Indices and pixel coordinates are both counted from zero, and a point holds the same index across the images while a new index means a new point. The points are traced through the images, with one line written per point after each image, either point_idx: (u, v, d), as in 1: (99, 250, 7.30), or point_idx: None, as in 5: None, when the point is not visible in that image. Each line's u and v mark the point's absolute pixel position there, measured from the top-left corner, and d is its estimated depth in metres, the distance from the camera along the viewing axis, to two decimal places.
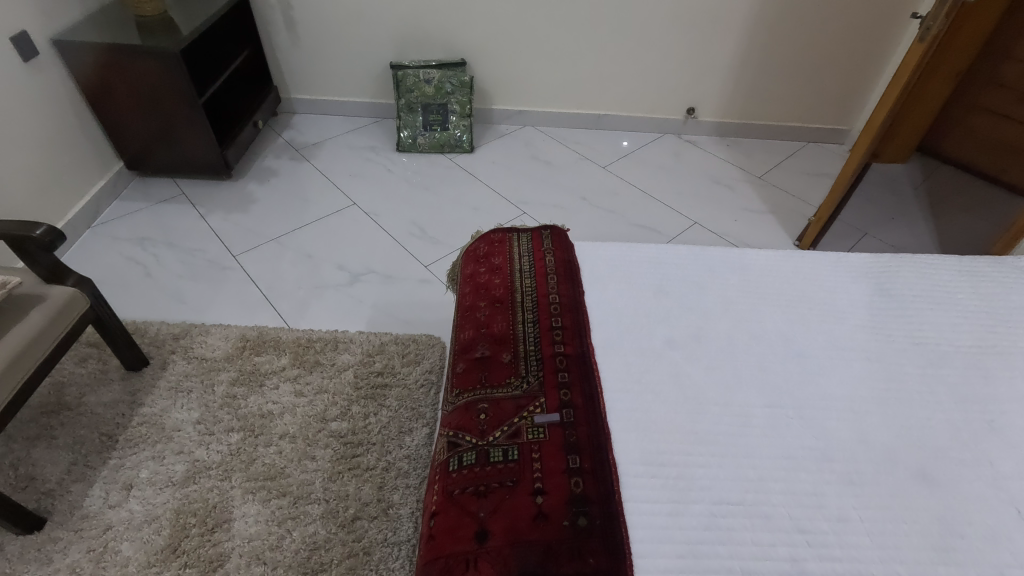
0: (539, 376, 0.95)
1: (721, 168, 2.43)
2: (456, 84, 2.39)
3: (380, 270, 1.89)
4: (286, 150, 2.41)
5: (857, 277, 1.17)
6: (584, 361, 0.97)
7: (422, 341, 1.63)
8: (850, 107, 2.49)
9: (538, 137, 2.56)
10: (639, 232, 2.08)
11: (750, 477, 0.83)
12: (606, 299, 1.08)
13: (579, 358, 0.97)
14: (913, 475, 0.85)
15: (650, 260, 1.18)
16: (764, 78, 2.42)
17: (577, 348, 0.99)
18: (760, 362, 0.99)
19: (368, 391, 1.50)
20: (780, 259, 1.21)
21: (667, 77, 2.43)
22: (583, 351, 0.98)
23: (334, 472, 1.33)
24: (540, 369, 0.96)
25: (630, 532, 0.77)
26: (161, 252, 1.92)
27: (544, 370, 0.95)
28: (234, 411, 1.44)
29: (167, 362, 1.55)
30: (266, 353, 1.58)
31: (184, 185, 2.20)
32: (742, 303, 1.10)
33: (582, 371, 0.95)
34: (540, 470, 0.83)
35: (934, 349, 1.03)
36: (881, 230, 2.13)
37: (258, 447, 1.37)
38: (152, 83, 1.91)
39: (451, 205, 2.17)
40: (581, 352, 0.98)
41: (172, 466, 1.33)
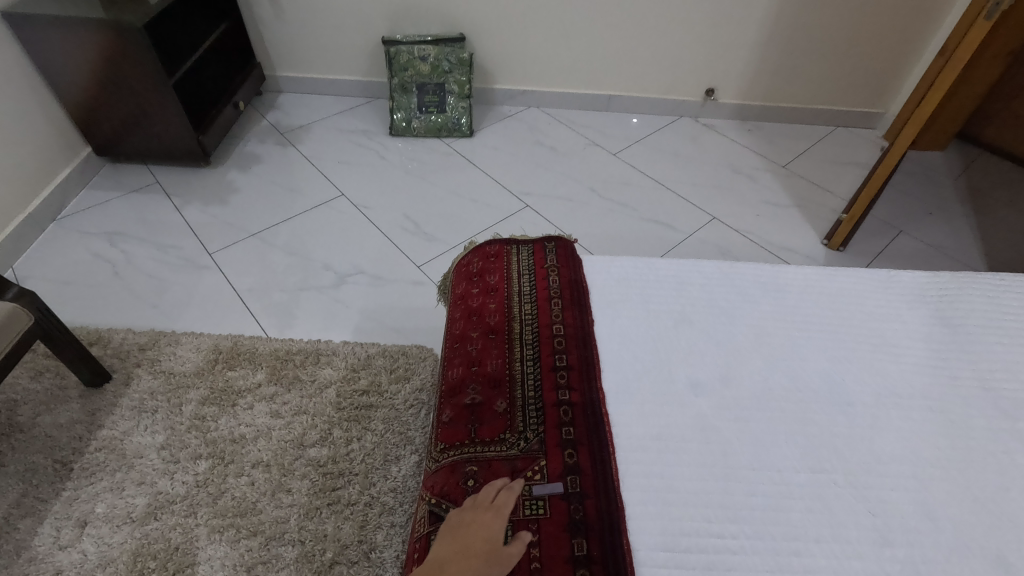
0: (539, 432, 0.79)
1: (742, 155, 2.23)
2: (455, 62, 2.19)
3: (369, 271, 1.73)
4: (270, 134, 2.22)
5: (913, 302, 1.00)
6: (592, 412, 0.81)
7: (412, 354, 1.48)
8: (885, 88, 2.27)
9: (543, 120, 2.36)
10: (653, 229, 1.91)
11: (791, 567, 0.68)
12: (618, 331, 0.92)
13: (587, 408, 0.81)
14: (993, 565, 0.70)
15: (670, 280, 1.01)
16: (793, 57, 2.20)
17: (585, 393, 0.83)
18: (803, 413, 0.83)
19: (351, 412, 1.35)
20: (823, 277, 1.03)
21: (685, 54, 2.22)
22: (592, 398, 0.83)
23: (311, 508, 1.20)
24: (540, 422, 0.81)
25: None
26: (131, 248, 1.76)
27: (546, 423, 0.80)
28: (203, 434, 1.30)
29: (131, 377, 1.40)
30: (240, 367, 1.43)
31: (159, 172, 2.03)
32: (781, 334, 0.93)
33: (591, 426, 0.80)
34: (539, 557, 0.68)
35: (1009, 397, 0.87)
36: (918, 227, 1.94)
37: (227, 478, 1.24)
38: (116, 61, 1.72)
39: (448, 197, 1.99)
40: (589, 399, 0.83)
41: (133, 499, 1.20)
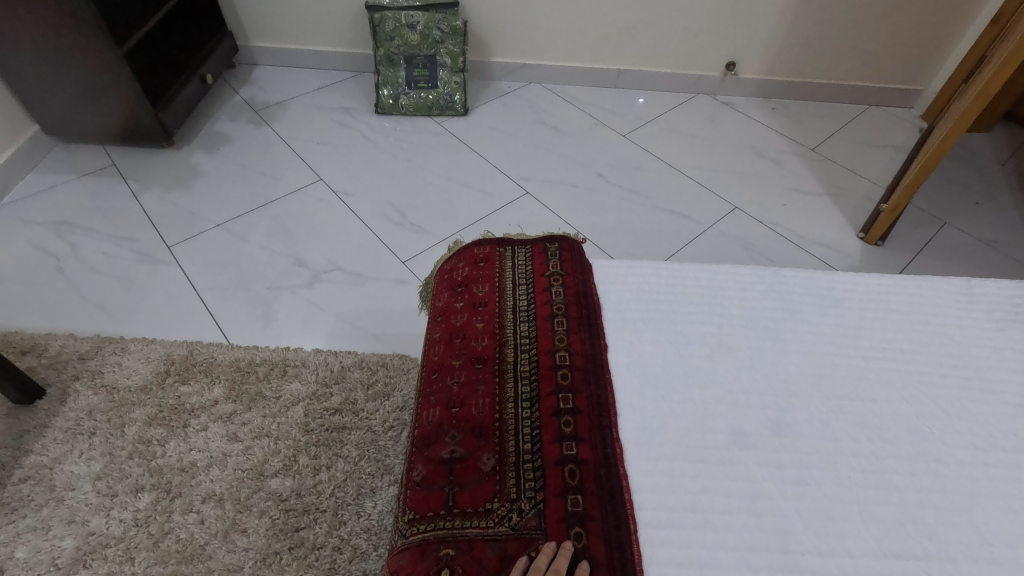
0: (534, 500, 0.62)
1: (766, 137, 2.02)
2: (447, 31, 1.96)
3: (347, 267, 1.53)
4: (243, 111, 2.01)
5: (1000, 324, 0.81)
6: (603, 474, 0.64)
7: (394, 365, 1.29)
8: (926, 63, 2.04)
9: (545, 97, 2.14)
10: (668, 219, 1.70)
11: None
12: (639, 361, 0.75)
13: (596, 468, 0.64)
14: None
15: (702, 294, 0.82)
16: (825, 26, 1.97)
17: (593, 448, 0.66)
18: (876, 474, 0.65)
19: (320, 435, 1.17)
20: (888, 291, 0.84)
21: (704, 24, 1.99)
22: (601, 454, 0.66)
23: (269, 553, 1.01)
24: (536, 487, 0.63)
25: None
26: (79, 240, 1.56)
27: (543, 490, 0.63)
28: (147, 463, 1.12)
29: (68, 393, 1.22)
30: (194, 381, 1.24)
31: (117, 154, 1.82)
32: (841, 364, 0.75)
33: (603, 493, 0.63)
34: None
35: None
36: (964, 219, 1.74)
37: (173, 516, 1.05)
38: (57, 27, 1.50)
39: (439, 183, 1.79)
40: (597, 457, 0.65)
41: (59, 542, 1.02)
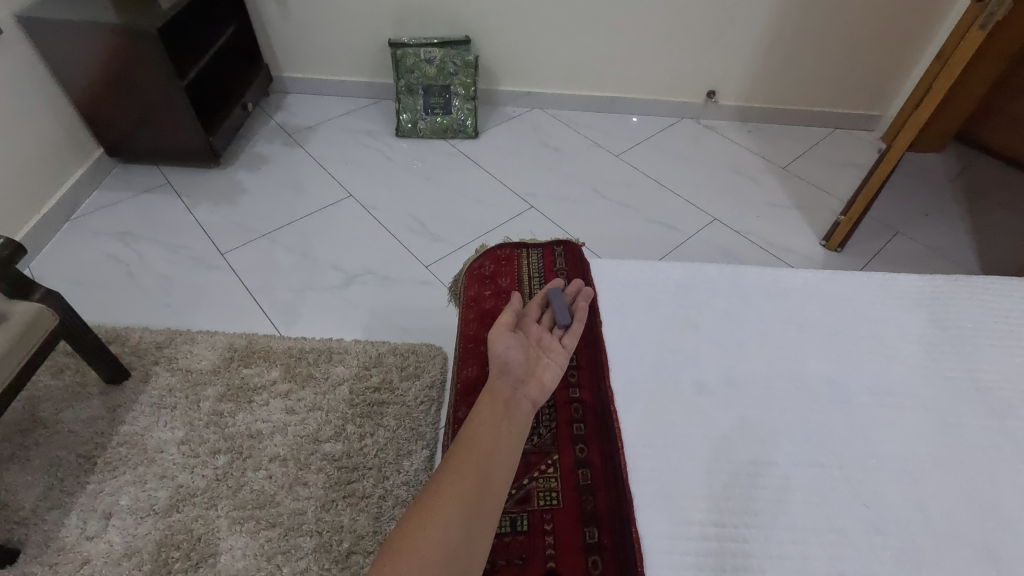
0: (511, 313, 0.85)
1: (743, 157, 2.27)
2: (460, 64, 2.23)
3: (377, 271, 1.77)
4: (278, 134, 2.25)
5: (909, 306, 1.03)
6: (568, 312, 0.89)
7: (422, 353, 1.52)
8: (883, 91, 2.31)
9: (546, 121, 2.40)
10: (655, 230, 1.95)
11: (789, 556, 0.73)
12: (626, 332, 0.96)
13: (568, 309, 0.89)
14: (978, 552, 0.74)
15: (675, 283, 1.05)
16: (793, 59, 2.23)
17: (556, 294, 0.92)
18: (802, 413, 0.87)
19: (363, 408, 1.40)
20: (823, 282, 1.07)
21: (687, 57, 2.26)
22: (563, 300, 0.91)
23: (327, 500, 1.24)
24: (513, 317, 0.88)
25: None
26: (143, 248, 1.80)
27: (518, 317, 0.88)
28: (221, 430, 1.35)
29: (149, 375, 1.45)
30: (256, 365, 1.47)
31: (169, 173, 2.06)
32: (779, 336, 0.97)
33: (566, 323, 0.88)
34: (553, 545, 0.75)
35: (996, 396, 0.91)
36: (914, 229, 1.98)
37: (246, 472, 1.28)
38: (129, 64, 1.75)
39: (454, 198, 2.03)
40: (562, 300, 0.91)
41: (154, 493, 1.24)
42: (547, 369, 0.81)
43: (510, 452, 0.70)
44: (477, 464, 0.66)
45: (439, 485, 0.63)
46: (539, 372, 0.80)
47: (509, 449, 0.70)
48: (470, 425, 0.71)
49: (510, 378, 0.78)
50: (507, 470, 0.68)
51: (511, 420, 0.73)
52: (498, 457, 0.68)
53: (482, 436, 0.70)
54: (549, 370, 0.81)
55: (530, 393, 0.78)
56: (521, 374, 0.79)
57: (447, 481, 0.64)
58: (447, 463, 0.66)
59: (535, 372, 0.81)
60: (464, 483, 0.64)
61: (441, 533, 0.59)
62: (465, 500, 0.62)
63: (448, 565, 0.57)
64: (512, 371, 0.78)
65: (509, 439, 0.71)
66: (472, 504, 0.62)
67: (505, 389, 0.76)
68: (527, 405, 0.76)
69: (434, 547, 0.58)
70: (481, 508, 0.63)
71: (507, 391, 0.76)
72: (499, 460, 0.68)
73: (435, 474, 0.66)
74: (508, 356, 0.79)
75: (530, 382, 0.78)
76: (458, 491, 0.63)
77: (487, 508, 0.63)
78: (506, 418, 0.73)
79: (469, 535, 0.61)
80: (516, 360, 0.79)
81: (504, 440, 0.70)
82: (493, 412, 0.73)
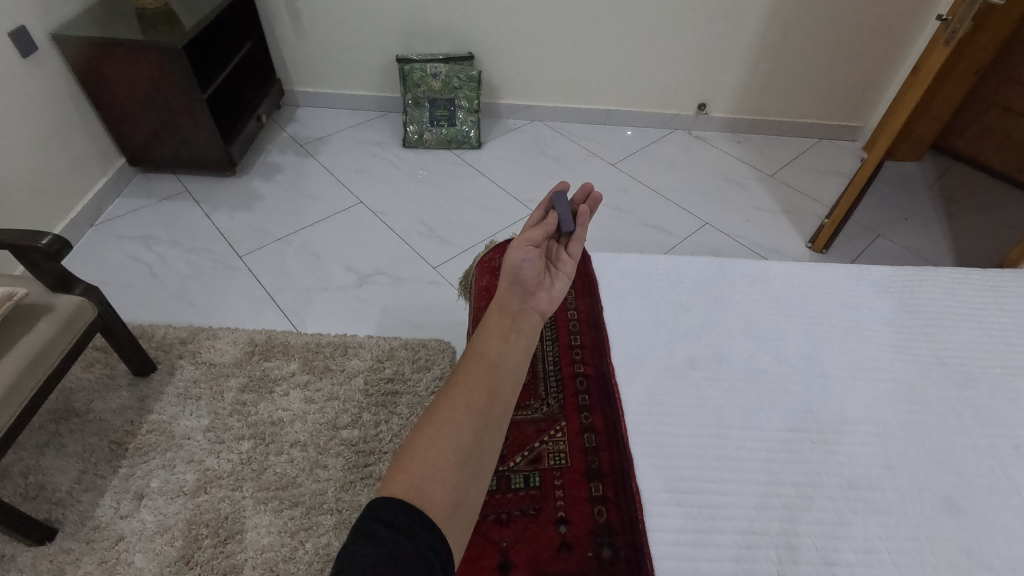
0: (536, 233, 0.89)
1: (733, 166, 2.39)
2: (464, 79, 2.35)
3: (388, 271, 1.87)
4: (290, 145, 2.36)
5: (881, 293, 1.14)
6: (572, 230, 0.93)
7: (432, 346, 1.62)
8: (864, 103, 2.44)
9: (545, 132, 2.52)
10: (651, 233, 2.06)
11: (773, 506, 0.82)
12: (625, 316, 1.06)
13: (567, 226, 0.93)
14: (938, 503, 0.84)
15: (669, 273, 1.15)
16: (779, 73, 2.36)
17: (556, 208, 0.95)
18: (784, 386, 0.97)
19: (378, 397, 1.48)
20: (804, 272, 1.17)
21: (679, 71, 2.38)
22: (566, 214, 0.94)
23: (346, 481, 1.32)
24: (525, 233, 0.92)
25: (651, 549, 0.76)
26: (165, 251, 1.89)
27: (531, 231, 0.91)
28: (244, 418, 1.43)
29: (175, 367, 1.53)
30: (275, 358, 1.56)
31: (188, 181, 2.16)
32: (763, 319, 1.07)
33: (568, 237, 0.94)
34: (563, 498, 0.84)
35: (958, 371, 1.01)
36: (894, 232, 2.10)
37: (269, 456, 1.36)
38: (155, 78, 1.85)
39: (459, 204, 2.14)
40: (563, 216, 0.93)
41: (183, 475, 1.32)
42: (556, 282, 0.88)
43: (515, 367, 0.74)
44: (483, 379, 0.71)
45: (448, 399, 0.68)
46: (548, 284, 0.87)
47: (515, 365, 0.74)
48: (477, 345, 0.76)
49: (519, 290, 0.84)
50: (512, 384, 0.72)
51: (517, 337, 0.78)
52: (503, 373, 0.72)
53: (488, 353, 0.74)
54: (558, 283, 0.88)
55: (537, 305, 0.84)
56: (530, 285, 0.85)
57: (455, 394, 0.68)
58: (455, 379, 0.71)
59: (544, 284, 0.87)
60: (472, 395, 0.68)
61: (451, 439, 0.63)
62: (473, 410, 0.67)
63: (460, 467, 0.62)
64: (524, 282, 0.84)
65: (514, 356, 0.75)
66: (480, 414, 0.67)
67: (513, 303, 0.82)
68: (533, 319, 0.82)
69: (445, 452, 0.62)
70: (489, 417, 0.67)
71: (516, 304, 0.82)
72: (504, 375, 0.72)
73: (444, 389, 0.70)
74: (522, 269, 0.84)
75: (538, 295, 0.85)
76: (466, 402, 0.67)
77: (494, 418, 0.68)
78: (511, 336, 0.78)
79: (479, 440, 0.65)
80: (530, 273, 0.85)
81: (510, 356, 0.75)
82: (500, 328, 0.78)
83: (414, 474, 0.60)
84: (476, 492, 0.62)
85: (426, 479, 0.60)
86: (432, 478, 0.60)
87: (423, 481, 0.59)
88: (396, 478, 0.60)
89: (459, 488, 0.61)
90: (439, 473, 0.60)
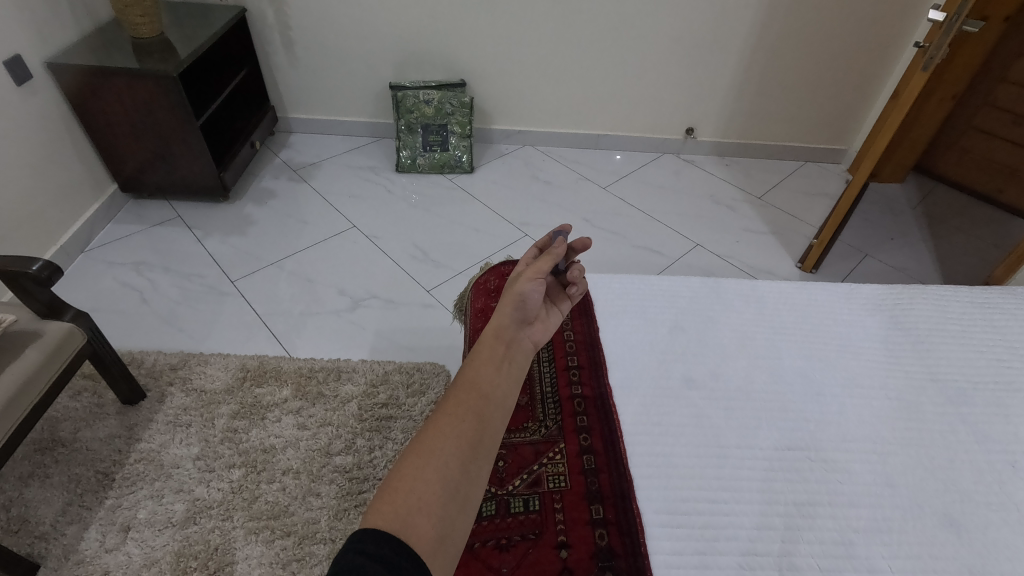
0: (545, 261, 0.87)
1: (722, 188, 2.43)
2: (457, 105, 2.38)
3: (382, 295, 1.86)
4: (283, 171, 2.37)
5: (872, 310, 1.15)
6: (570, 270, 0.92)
7: (427, 370, 1.61)
8: (847, 127, 2.50)
9: (536, 157, 2.56)
10: (643, 254, 2.08)
11: (775, 526, 0.82)
12: (621, 336, 1.07)
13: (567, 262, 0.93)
14: (938, 519, 0.84)
15: (664, 293, 1.16)
16: (764, 98, 2.42)
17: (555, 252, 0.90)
18: (781, 404, 0.97)
19: (372, 423, 1.46)
20: (796, 291, 1.18)
21: (667, 97, 2.44)
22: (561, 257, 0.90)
23: (339, 509, 1.29)
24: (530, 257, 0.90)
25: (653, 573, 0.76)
26: (157, 277, 1.88)
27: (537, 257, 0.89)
28: (235, 445, 1.40)
29: (164, 395, 1.51)
30: (267, 384, 1.54)
31: (181, 207, 2.16)
32: (759, 338, 1.08)
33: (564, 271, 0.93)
34: (563, 521, 0.83)
35: (952, 387, 1.02)
36: (881, 251, 2.14)
37: (260, 484, 1.33)
38: (149, 105, 1.87)
39: (453, 227, 2.15)
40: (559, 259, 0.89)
41: (172, 506, 1.29)
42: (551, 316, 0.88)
43: (505, 397, 0.74)
44: (473, 407, 0.70)
45: (436, 427, 0.67)
46: (543, 315, 0.88)
47: (505, 394, 0.74)
48: (467, 372, 0.75)
49: (519, 317, 0.83)
50: (502, 413, 0.72)
51: (508, 365, 0.78)
52: (493, 402, 0.72)
53: (479, 381, 0.74)
54: (554, 316, 0.89)
55: (531, 334, 0.84)
56: (529, 315, 0.84)
57: (443, 423, 0.68)
58: (443, 406, 0.70)
59: (540, 315, 0.87)
60: (461, 425, 0.68)
61: (439, 470, 0.63)
62: (461, 440, 0.66)
63: (448, 499, 0.61)
64: (526, 312, 0.83)
65: (504, 385, 0.75)
66: (469, 445, 0.66)
67: (508, 330, 0.82)
68: (526, 348, 0.82)
69: (433, 483, 0.62)
70: (478, 447, 0.67)
71: (511, 332, 0.82)
72: (494, 404, 0.72)
73: (432, 417, 0.69)
74: (529, 300, 0.83)
75: (533, 324, 0.85)
76: (455, 432, 0.67)
77: (483, 449, 0.67)
78: (503, 365, 0.77)
79: (467, 471, 0.64)
80: (535, 304, 0.84)
81: (500, 385, 0.74)
82: (493, 355, 0.78)
83: (401, 507, 0.59)
84: (463, 524, 0.62)
85: (413, 512, 0.59)
86: (419, 510, 0.59)
87: (410, 513, 0.59)
88: (382, 510, 0.59)
89: (446, 521, 0.60)
90: (427, 506, 0.60)
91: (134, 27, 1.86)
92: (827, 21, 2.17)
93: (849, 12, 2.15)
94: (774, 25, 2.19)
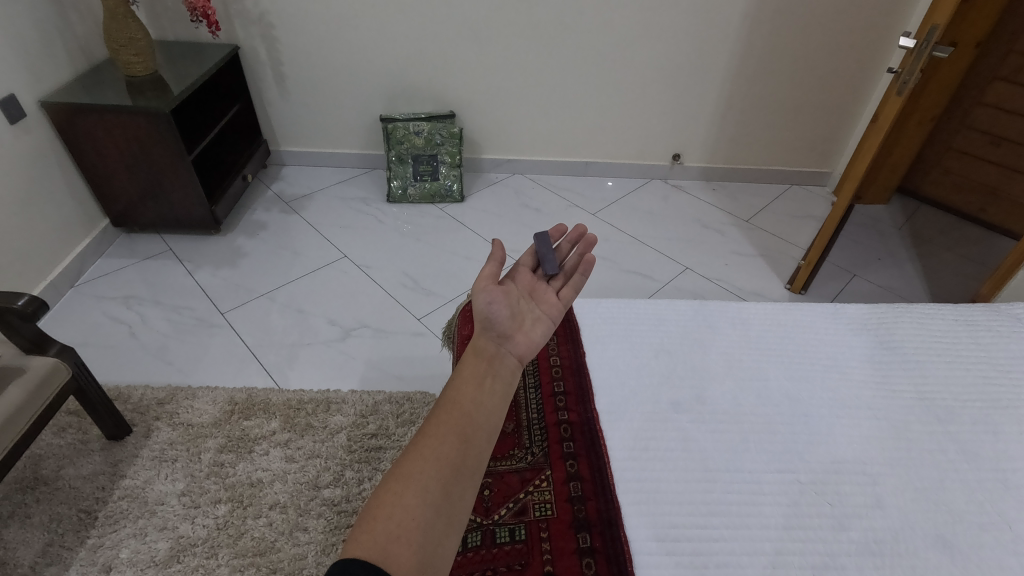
0: (490, 268, 0.86)
1: (709, 212, 2.46)
2: (446, 136, 2.43)
3: (372, 324, 1.86)
4: (275, 203, 2.40)
5: (857, 330, 1.16)
6: (570, 262, 1.02)
7: (417, 400, 1.59)
8: (831, 150, 2.55)
9: (526, 185, 2.59)
10: (633, 279, 2.09)
11: (766, 551, 0.80)
12: (607, 361, 1.07)
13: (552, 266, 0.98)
14: (931, 541, 0.83)
15: (650, 318, 1.16)
16: (748, 123, 2.48)
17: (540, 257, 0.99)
18: (769, 426, 0.97)
19: (362, 454, 1.44)
20: (782, 313, 1.18)
21: (653, 124, 2.49)
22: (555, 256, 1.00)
23: (327, 544, 1.27)
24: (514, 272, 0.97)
25: None
26: (147, 310, 1.87)
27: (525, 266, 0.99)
28: (222, 480, 1.38)
29: (150, 431, 1.49)
30: (255, 417, 1.53)
31: (172, 240, 2.17)
32: (746, 360, 1.08)
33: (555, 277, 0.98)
34: (549, 550, 0.81)
35: (940, 407, 1.01)
36: (869, 271, 2.15)
37: (246, 520, 1.30)
38: (141, 141, 1.89)
39: (443, 256, 2.16)
40: (546, 260, 0.98)
41: (155, 544, 1.26)
42: (534, 329, 0.88)
43: (490, 413, 0.72)
44: (456, 428, 0.69)
45: (418, 450, 0.66)
46: (525, 329, 0.87)
47: (490, 411, 0.73)
48: (450, 392, 0.74)
49: (495, 333, 0.83)
50: (488, 432, 0.71)
51: (492, 381, 0.76)
52: (477, 420, 0.70)
53: (462, 400, 0.72)
54: (529, 329, 0.87)
55: (513, 349, 0.83)
56: (501, 329, 0.84)
57: (424, 446, 0.66)
58: (425, 429, 0.69)
59: (519, 329, 0.86)
60: (443, 446, 0.67)
61: (419, 496, 0.62)
62: (442, 463, 0.65)
63: (428, 526, 0.60)
64: (497, 327, 0.83)
65: (489, 401, 0.74)
66: (451, 466, 0.65)
67: (489, 347, 0.81)
68: (509, 362, 0.81)
69: (414, 509, 0.60)
70: (460, 470, 0.65)
71: (492, 347, 0.82)
72: (477, 422, 0.70)
73: (414, 440, 0.68)
74: (491, 312, 0.83)
75: (516, 338, 0.84)
76: (436, 455, 0.65)
77: (466, 471, 0.66)
78: (486, 380, 0.76)
79: (448, 495, 0.63)
80: (502, 317, 0.84)
81: (485, 402, 0.73)
82: (475, 371, 0.77)
83: (378, 535, 0.58)
84: (446, 551, 0.60)
85: (392, 540, 0.58)
86: (398, 539, 0.58)
87: (389, 542, 0.58)
88: (360, 540, 0.57)
89: (428, 548, 0.59)
90: (406, 533, 0.59)
91: (128, 66, 1.90)
92: (805, 49, 2.24)
93: (825, 41, 2.22)
94: (754, 53, 2.25)
